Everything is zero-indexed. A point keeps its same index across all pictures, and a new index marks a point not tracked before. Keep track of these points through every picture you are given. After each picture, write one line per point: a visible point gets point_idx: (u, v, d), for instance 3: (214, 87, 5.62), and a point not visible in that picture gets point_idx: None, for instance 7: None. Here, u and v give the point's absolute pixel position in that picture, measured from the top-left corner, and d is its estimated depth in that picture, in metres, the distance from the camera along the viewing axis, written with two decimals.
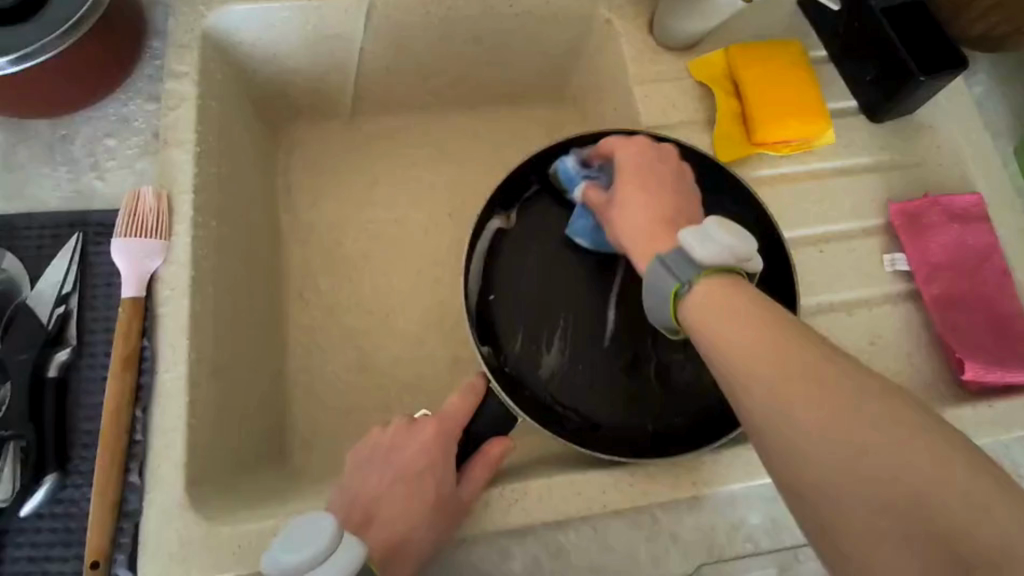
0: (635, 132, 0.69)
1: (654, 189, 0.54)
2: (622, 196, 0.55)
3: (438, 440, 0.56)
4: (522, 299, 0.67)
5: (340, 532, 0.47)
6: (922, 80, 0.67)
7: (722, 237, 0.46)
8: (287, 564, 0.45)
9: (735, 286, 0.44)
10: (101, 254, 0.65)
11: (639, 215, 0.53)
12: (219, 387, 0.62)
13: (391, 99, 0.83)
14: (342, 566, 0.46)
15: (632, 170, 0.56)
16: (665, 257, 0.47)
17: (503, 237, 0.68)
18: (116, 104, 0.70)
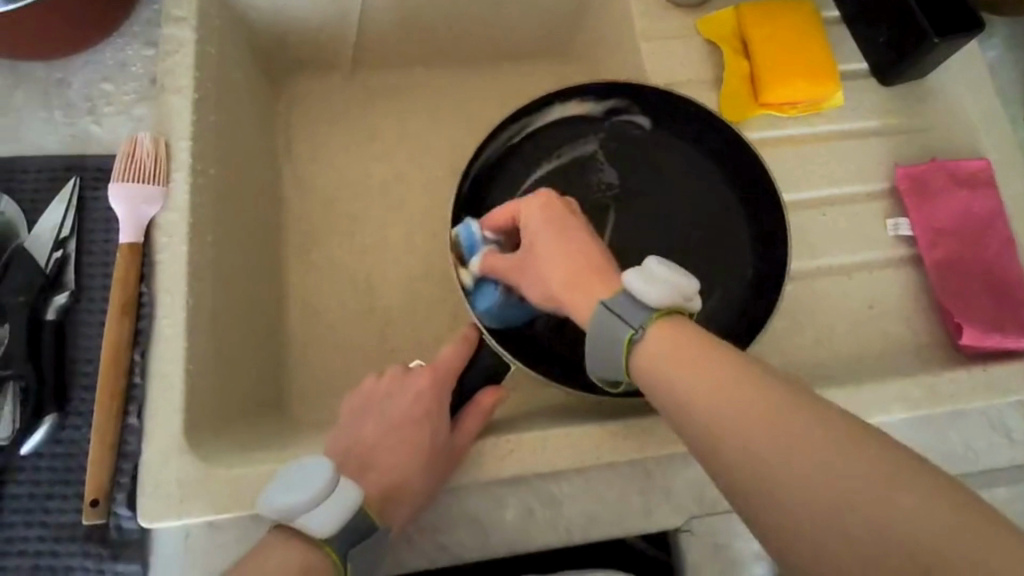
0: (629, 90, 0.69)
1: (565, 232, 0.50)
2: (539, 258, 0.50)
3: (433, 389, 0.56)
4: None
5: (336, 477, 0.47)
6: (937, 41, 0.66)
7: (665, 279, 0.43)
8: (282, 505, 0.46)
9: (681, 328, 0.41)
10: (98, 200, 0.65)
11: (557, 270, 0.48)
12: (218, 335, 0.62)
13: (393, 52, 0.82)
14: (337, 506, 0.46)
15: (542, 222, 0.51)
16: (610, 306, 0.43)
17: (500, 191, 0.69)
18: (113, 48, 0.69)
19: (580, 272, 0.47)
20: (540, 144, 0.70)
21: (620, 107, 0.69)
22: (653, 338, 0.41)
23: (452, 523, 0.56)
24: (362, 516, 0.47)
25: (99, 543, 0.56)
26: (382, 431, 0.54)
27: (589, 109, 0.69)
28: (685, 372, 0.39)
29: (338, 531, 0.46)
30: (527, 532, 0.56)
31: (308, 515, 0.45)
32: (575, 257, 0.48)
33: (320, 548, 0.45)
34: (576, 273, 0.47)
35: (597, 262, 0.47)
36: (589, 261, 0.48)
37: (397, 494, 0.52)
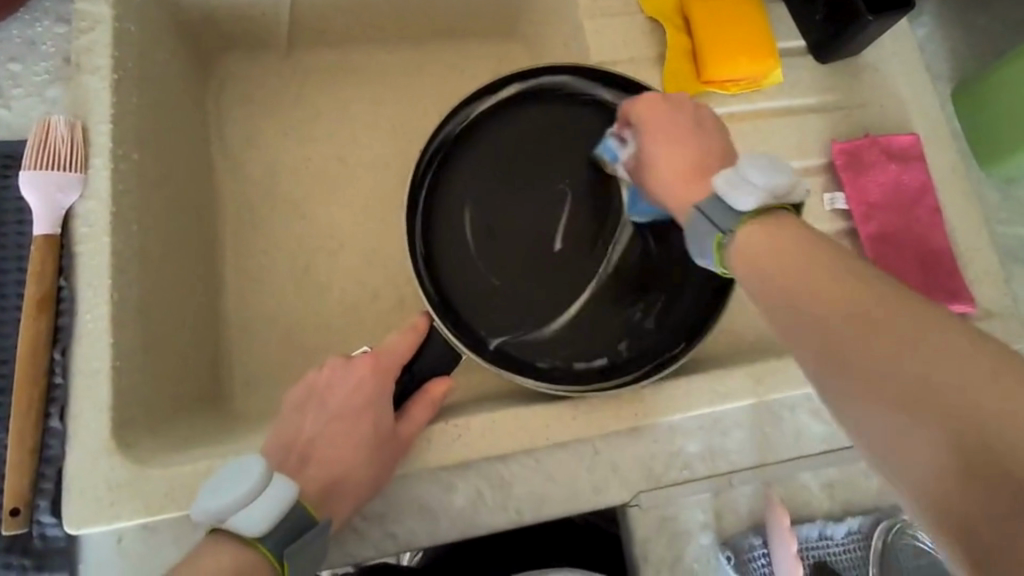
0: (579, 69, 0.68)
1: (680, 142, 0.49)
2: (649, 143, 0.50)
3: (378, 379, 0.55)
4: (467, 240, 0.66)
5: (265, 477, 0.46)
6: (870, 19, 0.67)
7: (759, 175, 0.41)
8: (211, 506, 0.44)
9: (772, 223, 0.40)
10: (9, 189, 0.60)
11: (674, 149, 0.49)
12: (147, 329, 0.59)
13: (330, 31, 0.79)
14: (272, 504, 0.44)
15: (654, 130, 0.50)
16: (699, 207, 0.43)
17: (450, 174, 0.67)
18: (19, 25, 0.64)
19: (665, 187, 0.48)
20: (491, 126, 0.68)
21: (571, 88, 0.69)
22: (740, 232, 0.41)
23: (400, 511, 0.55)
24: (301, 508, 0.46)
25: (21, 554, 0.52)
26: (322, 421, 0.52)
27: (538, 90, 0.68)
28: (760, 239, 0.39)
29: (272, 528, 0.44)
30: (477, 515, 0.56)
31: (242, 514, 0.44)
32: (702, 140, 0.49)
33: (253, 547, 0.43)
34: (703, 163, 0.48)
35: (705, 171, 0.47)
36: (698, 164, 0.48)
37: (340, 484, 0.50)
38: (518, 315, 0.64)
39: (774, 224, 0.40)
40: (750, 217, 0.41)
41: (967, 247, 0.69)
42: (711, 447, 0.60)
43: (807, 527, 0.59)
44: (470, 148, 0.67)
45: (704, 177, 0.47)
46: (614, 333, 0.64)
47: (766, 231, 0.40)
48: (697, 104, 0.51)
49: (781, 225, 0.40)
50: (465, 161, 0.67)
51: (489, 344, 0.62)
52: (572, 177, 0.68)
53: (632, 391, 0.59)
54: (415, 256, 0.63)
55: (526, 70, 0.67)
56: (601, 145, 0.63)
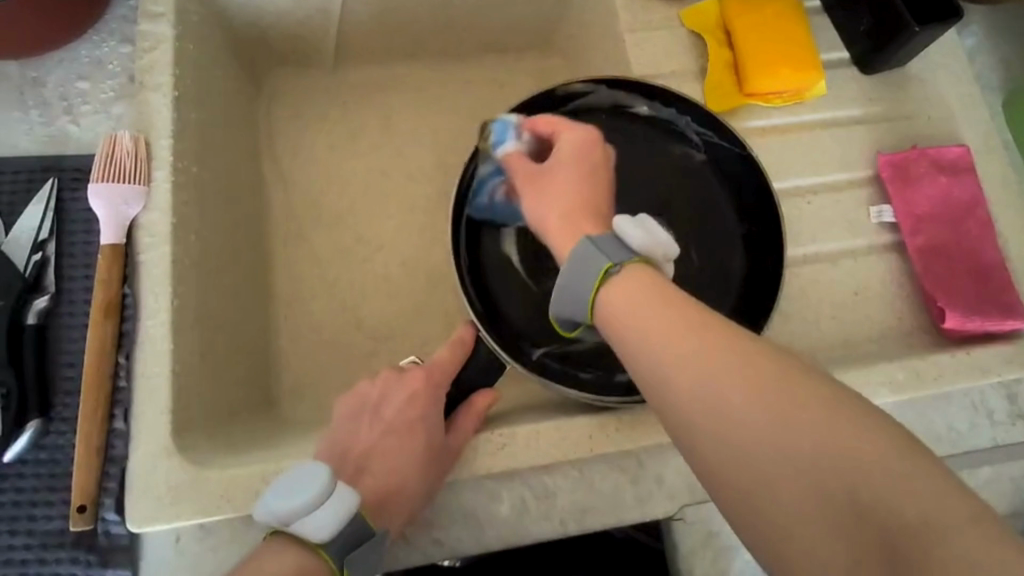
0: (617, 83, 0.68)
1: (586, 175, 0.51)
2: (557, 176, 0.52)
3: (428, 391, 0.56)
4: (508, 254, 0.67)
5: (329, 487, 0.47)
6: (916, 30, 0.67)
7: (654, 230, 0.48)
8: (275, 511, 0.46)
9: (653, 276, 0.44)
10: (77, 200, 0.63)
11: (569, 186, 0.51)
12: (202, 336, 0.61)
13: (375, 48, 0.81)
14: (333, 513, 0.46)
15: (569, 156, 0.52)
16: (597, 239, 0.46)
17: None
18: (88, 46, 0.68)
19: (562, 208, 0.50)
20: None
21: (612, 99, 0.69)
22: (626, 275, 0.44)
23: (447, 518, 0.56)
24: (357, 514, 0.47)
25: (88, 550, 0.55)
26: (374, 431, 0.54)
27: (579, 104, 0.69)
28: (636, 296, 0.42)
29: (335, 536, 0.45)
30: (522, 525, 0.56)
31: (305, 521, 0.45)
32: (597, 185, 0.51)
33: (318, 554, 0.45)
34: (597, 205, 0.50)
35: (592, 215, 0.49)
36: (586, 208, 0.50)
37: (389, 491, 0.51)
38: (561, 327, 0.64)
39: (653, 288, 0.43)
40: (641, 256, 0.45)
41: (1022, 261, 0.67)
42: None
43: None
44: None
45: (594, 219, 0.49)
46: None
47: (650, 302, 0.42)
48: (595, 147, 0.53)
49: (663, 286, 0.43)
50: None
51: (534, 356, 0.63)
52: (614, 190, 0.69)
53: None
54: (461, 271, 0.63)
55: (568, 84, 0.68)
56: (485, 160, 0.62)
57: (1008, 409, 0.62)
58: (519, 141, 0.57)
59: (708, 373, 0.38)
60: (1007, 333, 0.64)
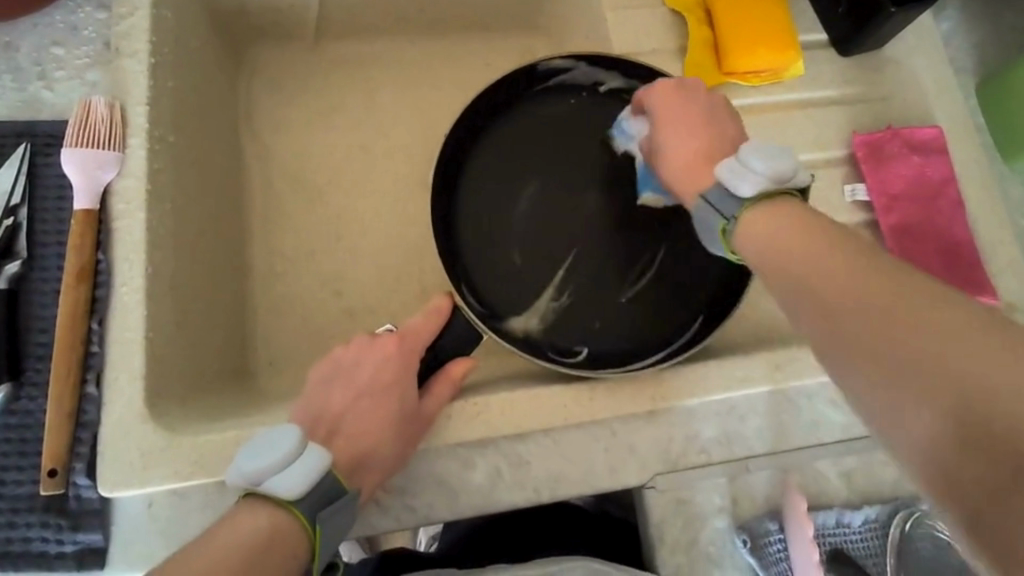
0: (600, 61, 0.69)
1: (685, 129, 0.52)
2: (657, 140, 0.54)
3: (401, 355, 0.57)
4: (488, 227, 0.68)
5: (302, 443, 0.48)
6: (893, 11, 0.67)
7: (759, 163, 0.45)
8: (249, 470, 0.47)
9: (780, 207, 0.43)
10: (50, 166, 0.62)
11: (669, 140, 0.53)
12: (177, 304, 0.61)
13: (357, 23, 0.80)
14: (305, 470, 0.46)
15: (665, 115, 0.54)
16: (705, 196, 0.47)
17: (472, 166, 0.69)
18: (63, 11, 0.67)
19: (670, 155, 0.52)
20: (511, 115, 0.70)
21: (595, 77, 0.70)
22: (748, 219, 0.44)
23: (421, 485, 0.57)
24: (330, 475, 0.48)
25: (58, 514, 0.54)
26: (348, 395, 0.54)
27: (560, 81, 0.70)
28: (763, 232, 0.42)
29: (305, 492, 0.46)
30: (495, 492, 0.57)
31: (279, 475, 0.46)
32: (690, 126, 0.52)
33: (289, 512, 0.45)
34: (712, 148, 0.51)
35: (715, 158, 0.50)
36: (688, 137, 0.52)
37: (364, 456, 0.52)
38: (539, 303, 0.66)
39: (778, 212, 0.43)
40: (751, 201, 0.44)
41: (990, 240, 0.69)
42: (727, 433, 0.60)
43: (823, 515, 0.60)
44: (492, 138, 0.69)
45: (704, 155, 0.50)
46: (637, 319, 0.66)
47: (770, 226, 0.42)
48: (707, 89, 0.55)
49: (797, 219, 0.42)
50: (487, 153, 0.69)
51: (516, 330, 0.65)
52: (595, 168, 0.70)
53: (648, 373, 0.59)
54: (442, 246, 0.65)
55: (549, 59, 0.68)
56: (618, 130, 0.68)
57: None
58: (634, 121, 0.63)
59: (802, 275, 0.38)
60: None
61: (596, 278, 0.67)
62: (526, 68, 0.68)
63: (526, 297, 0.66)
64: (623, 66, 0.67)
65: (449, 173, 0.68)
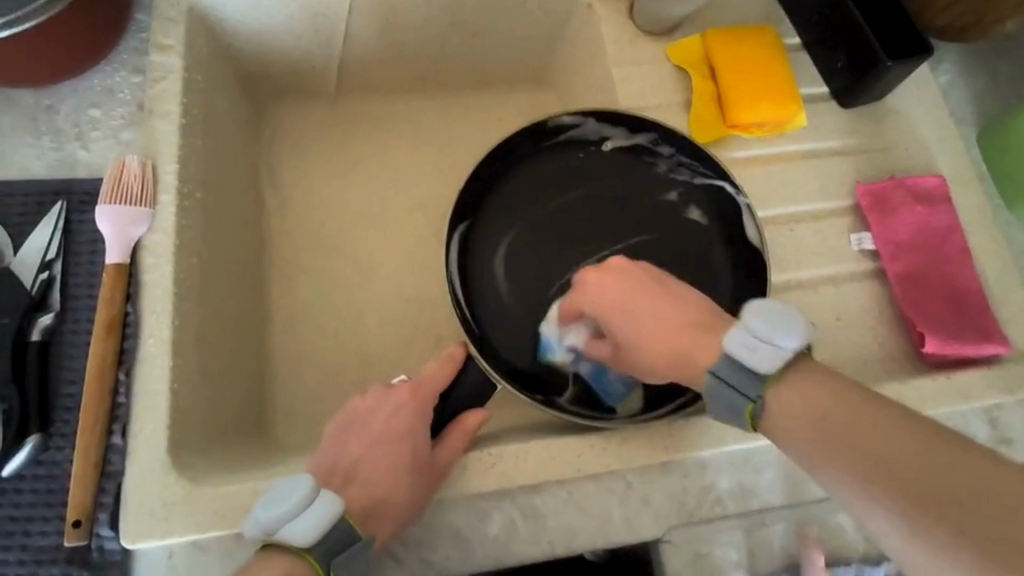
0: (605, 118, 0.72)
1: (643, 313, 0.49)
2: (626, 333, 0.50)
3: (415, 407, 0.58)
4: (497, 280, 0.69)
5: (315, 490, 0.49)
6: (889, 64, 0.70)
7: (767, 335, 0.44)
8: (266, 521, 0.48)
9: (793, 384, 0.43)
10: (84, 221, 0.65)
11: (643, 350, 0.49)
12: (201, 355, 0.63)
13: (376, 80, 0.85)
14: (316, 517, 0.47)
15: (611, 308, 0.51)
16: (717, 371, 0.45)
17: (483, 220, 0.71)
18: (101, 76, 0.72)
19: (649, 354, 0.49)
20: (519, 171, 0.73)
21: (601, 133, 0.73)
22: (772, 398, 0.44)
23: (436, 538, 0.57)
24: (342, 522, 0.48)
25: (81, 565, 0.55)
26: (366, 449, 0.54)
27: (567, 137, 0.73)
28: (789, 396, 0.43)
29: (319, 539, 0.47)
30: (511, 544, 0.57)
31: (291, 527, 0.46)
32: (657, 312, 0.49)
33: (303, 558, 0.46)
34: (688, 322, 0.48)
35: (687, 327, 0.48)
36: (669, 331, 0.48)
37: (381, 506, 0.53)
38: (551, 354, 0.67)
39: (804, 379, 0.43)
40: (773, 377, 0.44)
41: (999, 288, 0.70)
42: (742, 485, 0.60)
43: (842, 570, 0.59)
44: (503, 193, 0.72)
45: (681, 336, 0.48)
46: None
47: (786, 386, 0.43)
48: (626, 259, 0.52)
49: (805, 374, 0.44)
50: (498, 208, 0.72)
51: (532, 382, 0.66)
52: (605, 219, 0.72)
53: (663, 425, 0.60)
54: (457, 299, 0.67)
55: (557, 117, 0.72)
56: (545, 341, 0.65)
57: (990, 434, 0.64)
58: (570, 330, 0.60)
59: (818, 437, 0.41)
60: (986, 358, 0.66)
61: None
62: (535, 127, 0.72)
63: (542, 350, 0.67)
64: (627, 122, 0.71)
65: (462, 228, 0.70)
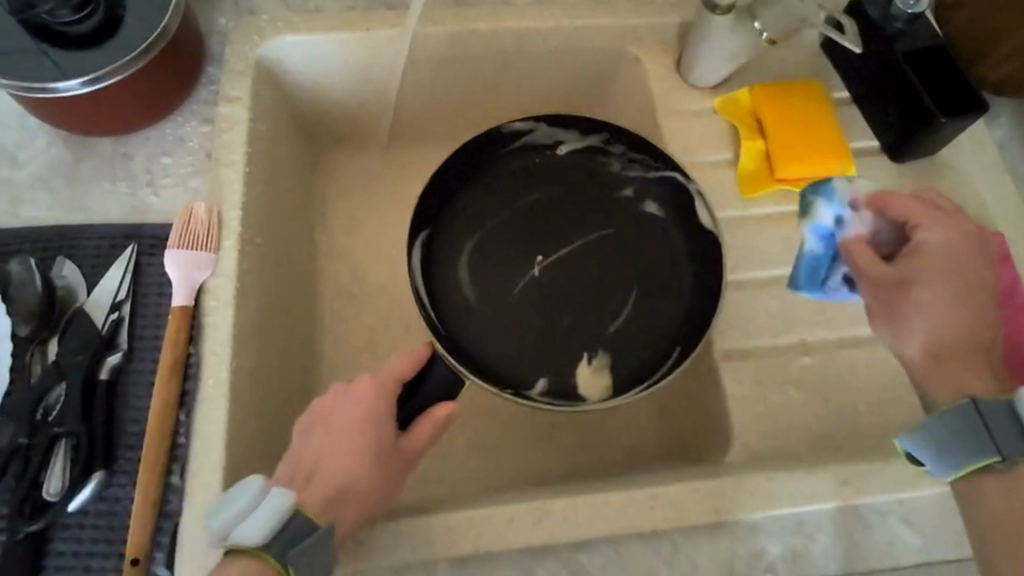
0: (556, 127, 0.77)
1: (959, 301, 0.55)
2: (916, 304, 0.56)
3: (379, 396, 0.57)
4: (462, 278, 0.73)
5: (263, 491, 0.50)
6: (942, 120, 0.70)
7: None
8: (219, 529, 0.49)
9: None
10: (154, 265, 0.69)
11: (937, 313, 0.55)
12: (257, 397, 0.65)
13: (428, 129, 0.89)
14: (263, 516, 0.48)
15: (938, 264, 0.57)
16: (982, 403, 0.49)
17: (446, 227, 0.75)
18: (173, 126, 0.76)
19: (965, 339, 0.54)
20: (476, 177, 0.76)
21: (555, 137, 0.77)
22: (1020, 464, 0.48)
23: None
24: (297, 516, 0.49)
25: None
26: (324, 439, 0.55)
27: (520, 143, 0.77)
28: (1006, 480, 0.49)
29: (270, 536, 0.48)
30: None
31: (240, 531, 0.48)
32: (975, 276, 0.57)
33: (257, 555, 0.48)
34: (976, 329, 0.54)
35: (974, 291, 0.56)
36: (971, 300, 0.55)
37: (343, 493, 0.53)
38: (518, 347, 0.70)
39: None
40: None
41: None
42: (795, 552, 0.59)
43: None
44: (464, 199, 0.76)
45: (974, 319, 0.55)
46: (618, 352, 0.71)
47: None
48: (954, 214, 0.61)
49: None
50: (459, 213, 0.75)
51: (500, 372, 0.69)
52: (563, 219, 0.76)
53: (714, 485, 0.60)
54: (421, 299, 0.70)
55: (511, 124, 0.76)
56: (823, 205, 0.67)
57: None
58: (858, 213, 0.65)
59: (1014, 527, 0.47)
60: None
61: (574, 319, 0.72)
62: (487, 136, 0.76)
63: (508, 343, 0.71)
64: (575, 123, 0.76)
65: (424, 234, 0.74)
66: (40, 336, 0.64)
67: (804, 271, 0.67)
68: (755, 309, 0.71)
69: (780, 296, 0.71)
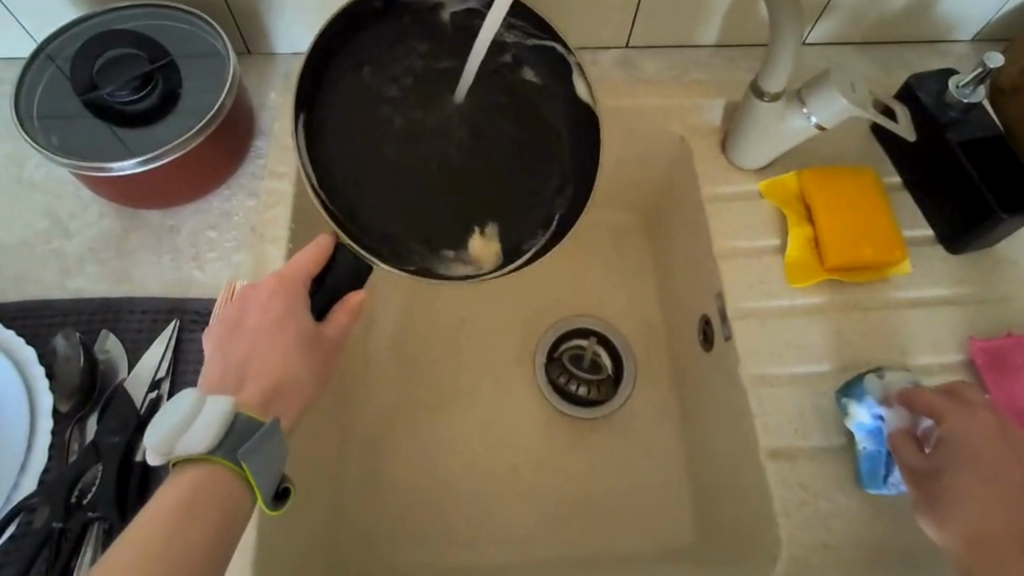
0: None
1: (999, 494, 0.51)
2: (955, 501, 0.53)
3: (285, 288, 0.55)
4: (355, 159, 0.67)
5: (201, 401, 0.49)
6: (1004, 216, 0.68)
7: None
8: (160, 445, 0.47)
9: None
10: (194, 340, 0.69)
11: (977, 508, 0.51)
12: None
13: None
14: (206, 422, 0.47)
15: (972, 462, 0.53)
16: None
17: (331, 109, 0.67)
18: (219, 199, 0.78)
19: (1007, 537, 0.49)
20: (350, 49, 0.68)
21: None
22: None
23: None
24: (239, 417, 0.48)
25: None
26: (244, 335, 0.54)
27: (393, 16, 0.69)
28: None
29: (216, 441, 0.47)
30: None
31: (181, 442, 0.47)
32: (1004, 466, 0.52)
33: (210, 462, 0.47)
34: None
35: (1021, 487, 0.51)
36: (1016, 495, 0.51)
37: (279, 389, 0.52)
38: (417, 240, 0.66)
39: None
40: None
41: None
42: None
43: None
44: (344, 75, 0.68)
45: (1010, 522, 0.50)
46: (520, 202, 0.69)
47: None
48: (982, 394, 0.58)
49: None
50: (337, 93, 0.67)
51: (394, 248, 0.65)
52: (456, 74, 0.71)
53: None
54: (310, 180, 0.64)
55: None
56: (857, 405, 0.64)
57: None
58: (894, 409, 0.62)
59: None
60: None
61: (466, 189, 0.69)
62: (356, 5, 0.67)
63: (403, 217, 0.67)
64: None
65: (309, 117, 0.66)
66: (80, 413, 0.65)
67: (865, 471, 0.64)
68: (805, 408, 0.68)
69: (828, 393, 0.68)
